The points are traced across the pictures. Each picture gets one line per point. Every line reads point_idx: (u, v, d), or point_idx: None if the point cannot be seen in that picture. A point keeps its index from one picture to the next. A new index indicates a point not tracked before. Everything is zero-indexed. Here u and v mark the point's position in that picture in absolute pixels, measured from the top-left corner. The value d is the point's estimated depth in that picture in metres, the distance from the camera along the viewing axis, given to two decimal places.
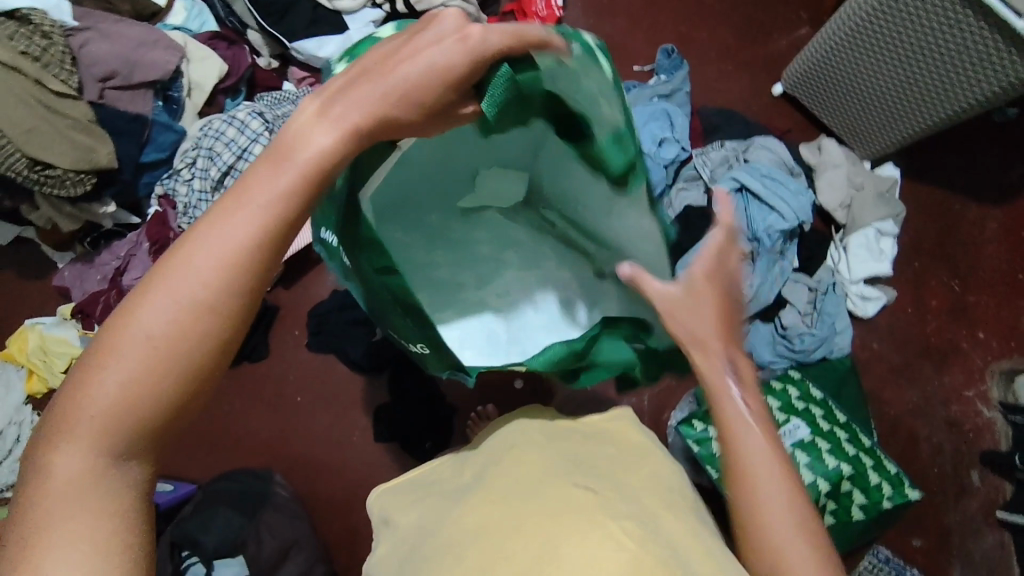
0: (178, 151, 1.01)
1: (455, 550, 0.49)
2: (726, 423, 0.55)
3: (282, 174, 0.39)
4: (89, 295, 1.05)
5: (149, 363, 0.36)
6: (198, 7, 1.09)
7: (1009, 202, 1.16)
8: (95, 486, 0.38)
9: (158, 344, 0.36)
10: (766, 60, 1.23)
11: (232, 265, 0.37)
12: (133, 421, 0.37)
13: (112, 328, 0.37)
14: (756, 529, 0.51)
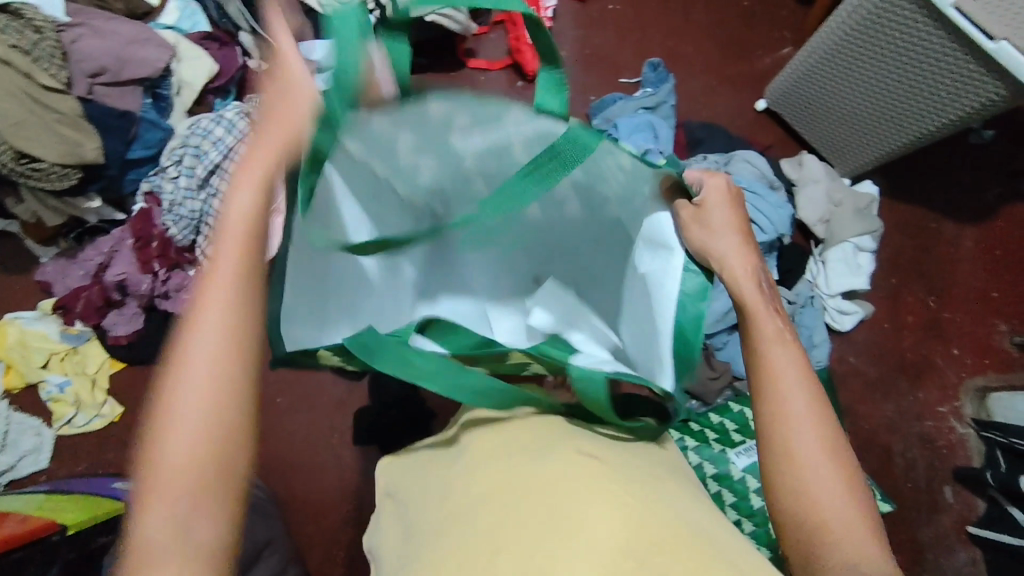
0: (165, 148, 1.01)
1: (469, 537, 0.47)
2: (768, 366, 0.52)
3: (234, 231, 0.47)
4: (72, 290, 1.05)
5: (221, 380, 0.44)
6: (191, 7, 1.11)
7: (984, 221, 1.18)
8: (182, 541, 0.41)
9: (206, 390, 0.43)
10: (751, 76, 1.25)
11: (239, 309, 0.46)
12: (203, 466, 0.42)
13: (164, 402, 0.43)
14: (790, 483, 0.49)
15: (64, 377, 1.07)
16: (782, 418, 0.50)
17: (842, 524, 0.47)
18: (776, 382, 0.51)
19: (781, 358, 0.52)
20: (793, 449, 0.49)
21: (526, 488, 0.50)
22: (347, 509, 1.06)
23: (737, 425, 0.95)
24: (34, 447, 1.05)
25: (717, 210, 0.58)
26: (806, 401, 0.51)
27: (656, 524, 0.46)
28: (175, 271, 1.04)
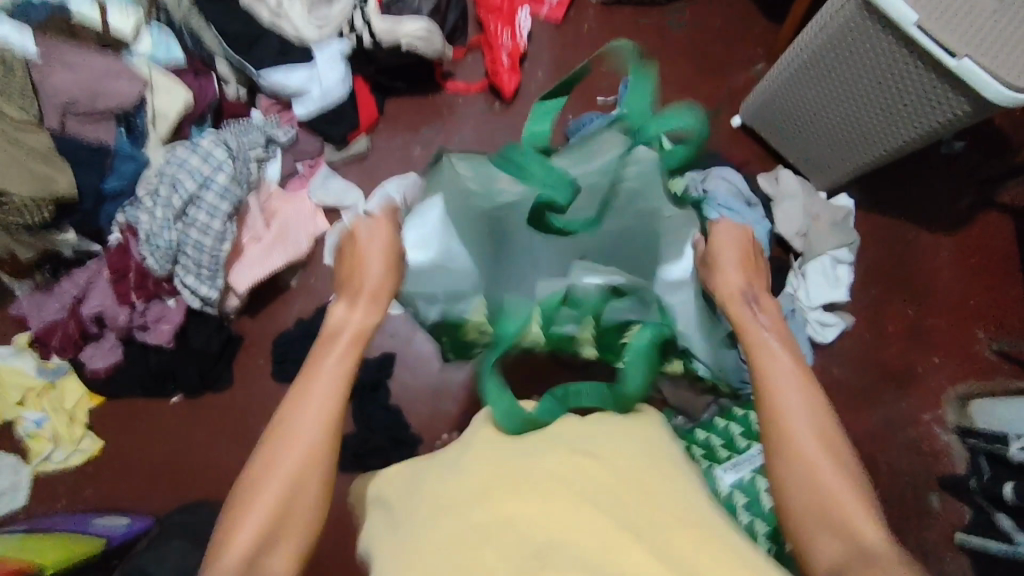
0: (142, 180, 1.01)
1: (467, 515, 0.46)
2: (792, 430, 0.52)
3: (336, 360, 0.54)
4: (49, 324, 1.04)
5: (294, 495, 0.48)
6: (165, 36, 1.07)
7: (957, 228, 1.20)
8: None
9: (296, 469, 0.49)
10: (725, 92, 1.27)
11: (331, 411, 0.51)
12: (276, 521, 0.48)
13: (257, 467, 0.49)
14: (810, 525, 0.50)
15: (41, 413, 1.04)
16: (798, 457, 0.52)
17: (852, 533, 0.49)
18: (797, 424, 0.53)
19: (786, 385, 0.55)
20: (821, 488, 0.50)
21: (522, 471, 0.49)
22: (335, 540, 1.03)
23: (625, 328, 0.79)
24: (10, 486, 1.03)
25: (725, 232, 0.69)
26: (813, 429, 0.52)
27: (658, 517, 0.45)
28: (153, 302, 1.04)
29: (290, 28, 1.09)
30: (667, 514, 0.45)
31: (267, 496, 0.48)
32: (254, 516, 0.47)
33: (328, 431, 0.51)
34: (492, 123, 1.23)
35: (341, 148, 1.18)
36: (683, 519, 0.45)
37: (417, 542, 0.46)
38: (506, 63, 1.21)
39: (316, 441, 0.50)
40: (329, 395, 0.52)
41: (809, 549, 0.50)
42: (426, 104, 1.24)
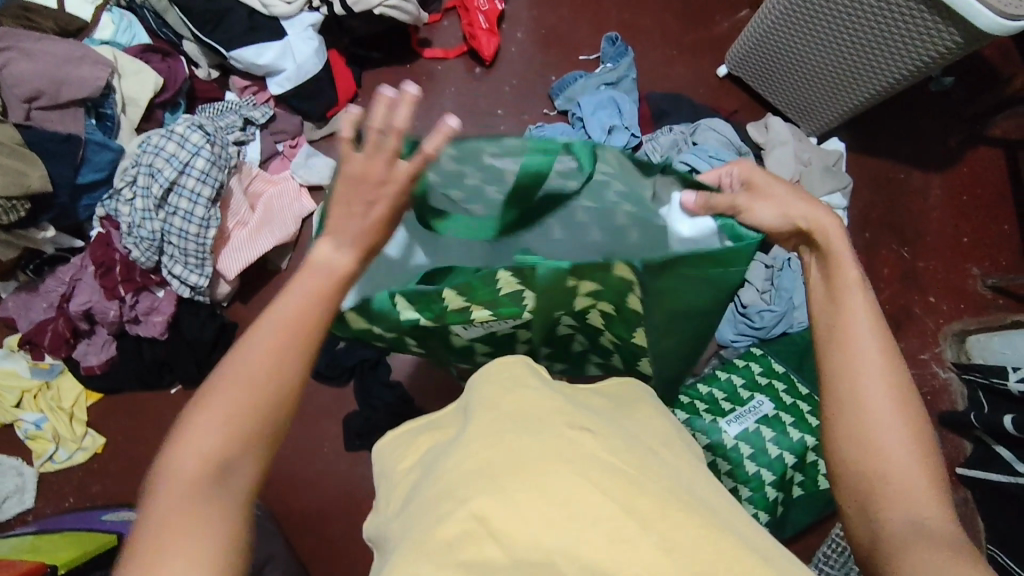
0: (117, 170, 0.98)
1: (473, 488, 0.41)
2: (840, 330, 0.49)
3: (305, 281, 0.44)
4: (36, 324, 1.01)
5: (261, 401, 0.42)
6: (127, 19, 1.07)
7: (950, 165, 1.19)
8: (219, 495, 0.40)
9: (273, 367, 0.42)
10: (708, 42, 1.25)
11: (311, 308, 0.44)
12: (251, 428, 0.41)
13: (236, 363, 0.42)
14: (857, 475, 0.45)
15: (39, 414, 1.03)
16: (859, 423, 0.46)
17: (900, 480, 0.44)
18: (842, 340, 0.49)
19: (863, 352, 0.48)
20: (879, 462, 0.45)
21: (520, 444, 0.44)
22: (348, 518, 1.03)
23: (587, 287, 0.59)
24: (16, 488, 1.02)
25: (764, 181, 0.56)
26: (882, 391, 0.47)
27: (665, 491, 0.41)
28: (142, 294, 1.01)
29: (257, 2, 1.06)
30: (660, 491, 0.41)
31: (242, 392, 0.41)
32: (210, 439, 0.40)
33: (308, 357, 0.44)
34: (473, 88, 1.20)
35: (320, 124, 1.17)
36: (687, 496, 0.42)
37: (419, 528, 0.42)
38: (484, 25, 1.19)
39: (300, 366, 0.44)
40: (306, 318, 0.43)
41: (867, 522, 0.44)
42: (404, 74, 1.21)
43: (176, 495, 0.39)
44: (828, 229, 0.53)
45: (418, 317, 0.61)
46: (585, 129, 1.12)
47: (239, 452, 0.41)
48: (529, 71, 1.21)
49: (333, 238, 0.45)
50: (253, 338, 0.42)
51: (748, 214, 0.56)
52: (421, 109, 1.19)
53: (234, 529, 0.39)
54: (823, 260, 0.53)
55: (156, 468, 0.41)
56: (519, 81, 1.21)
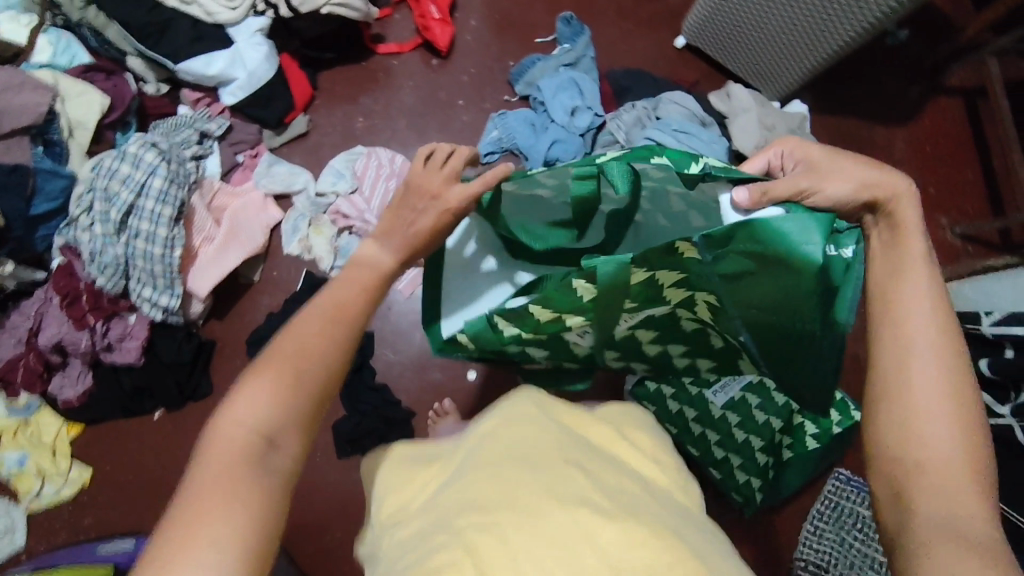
0: (72, 197, 0.96)
1: (466, 521, 0.42)
2: (895, 302, 0.50)
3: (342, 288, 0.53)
4: (6, 362, 0.99)
5: (301, 387, 0.47)
6: (65, 40, 1.03)
7: (912, 118, 1.20)
8: (258, 471, 0.43)
9: (307, 357, 0.48)
10: (663, 14, 1.24)
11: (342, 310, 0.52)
12: (299, 407, 0.47)
13: (278, 354, 0.48)
14: (894, 446, 0.47)
15: (21, 451, 1.01)
16: (904, 399, 0.47)
17: (940, 460, 0.45)
18: (903, 318, 0.49)
19: (918, 330, 0.49)
20: (918, 440, 0.46)
21: (518, 479, 0.45)
22: (345, 525, 1.02)
23: (669, 276, 0.56)
24: (6, 528, 1.00)
25: (814, 153, 0.57)
26: (933, 369, 0.47)
27: (648, 519, 0.42)
28: (113, 321, 0.99)
29: (199, 11, 1.04)
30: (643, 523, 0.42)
31: (285, 377, 0.47)
32: (254, 416, 0.45)
33: (348, 349, 0.51)
34: (432, 80, 1.18)
35: (278, 131, 1.13)
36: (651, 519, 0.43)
37: (408, 559, 0.43)
38: (437, 16, 1.17)
39: (340, 357, 0.50)
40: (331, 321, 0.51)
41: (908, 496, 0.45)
42: (360, 72, 1.19)
43: (221, 469, 0.43)
44: (900, 186, 0.53)
45: (518, 331, 0.62)
46: (548, 112, 1.11)
47: (278, 429, 0.45)
48: (486, 58, 1.20)
49: (379, 241, 0.56)
50: (301, 327, 0.50)
51: (817, 194, 0.53)
52: (380, 106, 1.17)
53: (269, 503, 0.42)
54: (890, 226, 0.53)
55: (196, 450, 0.45)
56: (477, 70, 1.19)
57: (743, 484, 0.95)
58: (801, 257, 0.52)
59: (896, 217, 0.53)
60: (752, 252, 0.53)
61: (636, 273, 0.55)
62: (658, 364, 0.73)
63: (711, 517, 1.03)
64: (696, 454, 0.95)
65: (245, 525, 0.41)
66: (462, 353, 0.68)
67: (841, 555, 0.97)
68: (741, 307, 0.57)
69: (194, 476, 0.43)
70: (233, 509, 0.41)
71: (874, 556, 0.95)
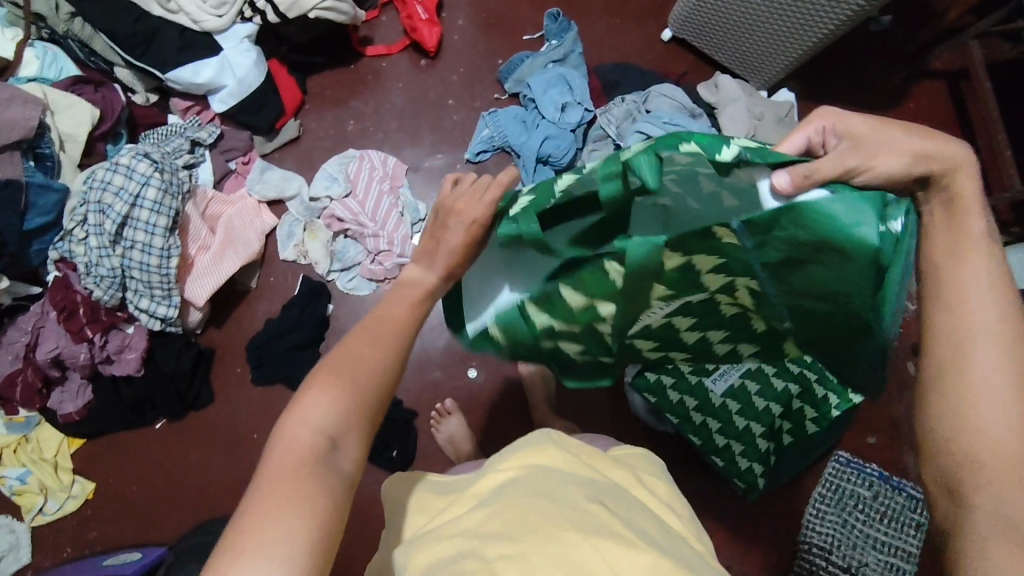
0: (65, 210, 0.95)
1: (493, 551, 0.44)
2: (946, 282, 0.47)
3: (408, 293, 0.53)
4: (5, 378, 0.98)
5: (363, 394, 0.47)
6: (52, 52, 1.03)
7: (896, 103, 1.21)
8: (323, 474, 0.43)
9: (372, 366, 0.48)
10: (649, 7, 1.24)
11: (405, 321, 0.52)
12: (363, 415, 0.47)
13: (343, 358, 0.48)
14: (951, 440, 0.47)
15: (22, 468, 1.01)
16: (961, 388, 0.46)
17: (996, 450, 0.45)
18: (962, 299, 0.47)
19: (979, 318, 0.46)
20: (976, 432, 0.45)
21: (542, 512, 0.46)
22: (350, 528, 1.02)
23: (707, 260, 0.56)
24: (10, 546, 1.00)
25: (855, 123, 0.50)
26: (995, 356, 0.46)
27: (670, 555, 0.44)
28: (112, 333, 0.98)
29: (187, 20, 1.03)
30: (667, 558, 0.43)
31: (350, 381, 0.47)
32: (320, 421, 0.45)
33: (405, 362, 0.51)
34: (421, 81, 1.19)
35: (270, 136, 1.14)
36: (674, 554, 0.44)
37: None
38: (424, 16, 1.17)
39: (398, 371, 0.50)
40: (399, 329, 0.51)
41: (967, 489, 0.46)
42: (349, 75, 1.19)
43: (285, 473, 0.43)
44: (958, 155, 0.48)
45: (550, 319, 0.63)
46: (538, 109, 1.11)
47: (340, 432, 0.45)
48: (475, 57, 1.20)
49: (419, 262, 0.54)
50: (363, 338, 0.49)
51: (866, 173, 0.48)
52: (370, 108, 1.18)
53: (333, 510, 0.42)
54: (947, 200, 0.48)
55: (264, 449, 0.45)
56: (465, 69, 1.19)
57: (745, 469, 0.97)
58: (850, 238, 0.49)
59: (954, 188, 0.48)
60: (799, 237, 0.50)
61: (669, 258, 0.55)
62: (698, 351, 0.71)
63: (714, 503, 1.04)
64: (698, 442, 0.96)
65: (308, 532, 0.41)
66: (495, 347, 0.67)
67: (844, 535, 1.00)
68: (785, 289, 0.56)
69: (260, 477, 0.43)
70: (298, 509, 0.41)
71: (874, 537, 0.99)
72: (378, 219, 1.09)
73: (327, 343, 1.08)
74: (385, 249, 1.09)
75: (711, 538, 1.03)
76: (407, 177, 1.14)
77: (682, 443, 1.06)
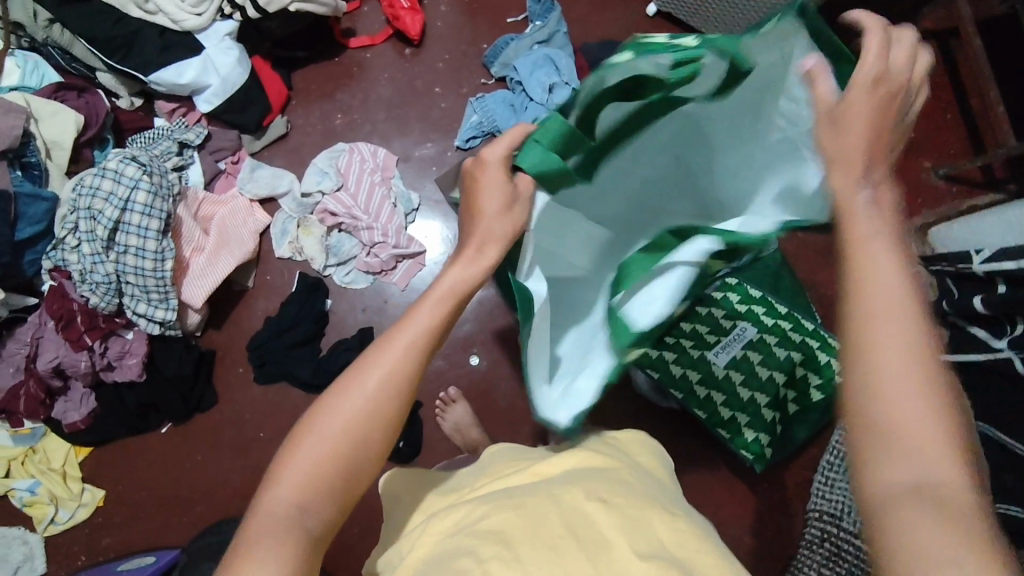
0: (57, 218, 0.95)
1: (486, 548, 0.42)
2: (846, 305, 0.41)
3: (423, 317, 0.48)
4: (7, 392, 0.98)
5: (355, 438, 0.44)
6: (33, 60, 1.02)
7: None
8: (298, 535, 0.42)
9: (365, 407, 0.45)
10: None
11: (414, 353, 0.47)
12: (353, 463, 0.44)
13: (336, 398, 0.45)
14: (874, 485, 0.38)
15: (31, 479, 1.01)
16: (877, 418, 0.38)
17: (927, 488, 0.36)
18: (868, 333, 0.39)
19: (888, 342, 0.39)
20: (909, 465, 0.37)
21: (544, 512, 0.44)
22: (361, 521, 1.02)
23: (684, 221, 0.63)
24: (26, 556, 1.00)
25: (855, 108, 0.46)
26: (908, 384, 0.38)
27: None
28: (111, 339, 0.98)
29: (166, 19, 1.02)
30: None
31: (335, 426, 0.44)
32: (303, 474, 0.43)
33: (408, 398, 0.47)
34: (407, 70, 1.18)
35: (258, 135, 1.13)
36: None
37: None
38: (405, 4, 1.16)
39: (399, 408, 0.46)
40: (407, 358, 0.46)
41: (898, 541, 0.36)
42: (333, 68, 1.18)
43: (264, 532, 0.41)
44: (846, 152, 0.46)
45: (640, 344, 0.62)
46: (526, 92, 1.10)
47: (323, 485, 0.43)
48: (459, 43, 1.19)
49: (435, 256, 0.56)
50: (361, 379, 0.45)
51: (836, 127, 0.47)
52: (357, 100, 1.17)
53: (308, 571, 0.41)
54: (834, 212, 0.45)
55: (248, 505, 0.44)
56: (450, 56, 1.18)
57: (752, 441, 0.95)
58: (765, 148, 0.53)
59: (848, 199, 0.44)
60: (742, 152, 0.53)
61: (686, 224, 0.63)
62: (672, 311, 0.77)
63: (723, 476, 1.04)
64: (703, 415, 0.96)
65: None
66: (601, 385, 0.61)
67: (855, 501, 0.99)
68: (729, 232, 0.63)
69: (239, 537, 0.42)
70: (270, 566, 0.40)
71: None
72: (370, 210, 1.09)
73: (327, 339, 1.08)
74: (380, 241, 1.08)
75: (721, 512, 1.03)
76: (398, 168, 1.14)
77: (688, 419, 1.06)
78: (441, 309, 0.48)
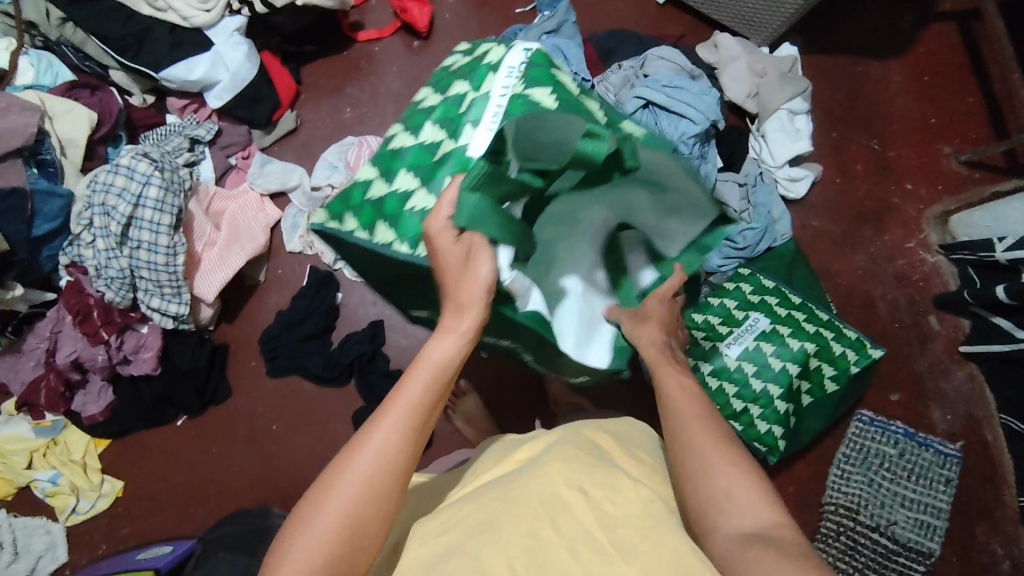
0: (72, 215, 0.96)
1: (481, 540, 0.42)
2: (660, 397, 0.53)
3: (417, 380, 0.47)
4: (28, 385, 1.00)
5: (357, 517, 0.43)
6: (46, 59, 1.03)
7: (904, 50, 1.17)
8: None
9: (365, 486, 0.43)
10: None
11: (412, 426, 0.45)
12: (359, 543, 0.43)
13: (335, 475, 0.44)
14: (713, 517, 0.45)
15: (52, 470, 1.03)
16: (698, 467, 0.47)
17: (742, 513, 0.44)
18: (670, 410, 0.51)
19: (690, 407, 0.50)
20: (723, 502, 0.45)
21: (537, 509, 0.43)
22: None
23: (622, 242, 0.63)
24: (48, 546, 1.02)
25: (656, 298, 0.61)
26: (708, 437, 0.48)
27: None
28: (127, 333, 1.00)
29: (176, 16, 1.04)
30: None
31: (336, 507, 0.43)
32: (308, 554, 0.41)
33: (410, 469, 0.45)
34: (414, 63, 1.17)
35: (268, 129, 1.13)
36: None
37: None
38: None
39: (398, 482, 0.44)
40: (398, 431, 0.45)
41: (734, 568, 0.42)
42: (342, 62, 1.18)
43: None
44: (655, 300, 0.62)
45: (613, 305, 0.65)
46: None
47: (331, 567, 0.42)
48: (467, 34, 1.18)
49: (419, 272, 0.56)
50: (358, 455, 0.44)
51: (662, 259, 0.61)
52: (366, 94, 1.17)
53: None
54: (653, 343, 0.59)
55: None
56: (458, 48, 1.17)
57: (765, 432, 0.92)
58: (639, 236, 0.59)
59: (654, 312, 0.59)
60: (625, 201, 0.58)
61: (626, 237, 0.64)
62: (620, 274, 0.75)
63: None
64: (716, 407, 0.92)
65: None
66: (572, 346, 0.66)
67: (872, 494, 0.98)
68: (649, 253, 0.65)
69: None
70: None
71: (903, 495, 0.97)
72: None
73: (337, 332, 1.09)
74: None
75: None
76: None
77: None
78: (429, 382, 0.47)
